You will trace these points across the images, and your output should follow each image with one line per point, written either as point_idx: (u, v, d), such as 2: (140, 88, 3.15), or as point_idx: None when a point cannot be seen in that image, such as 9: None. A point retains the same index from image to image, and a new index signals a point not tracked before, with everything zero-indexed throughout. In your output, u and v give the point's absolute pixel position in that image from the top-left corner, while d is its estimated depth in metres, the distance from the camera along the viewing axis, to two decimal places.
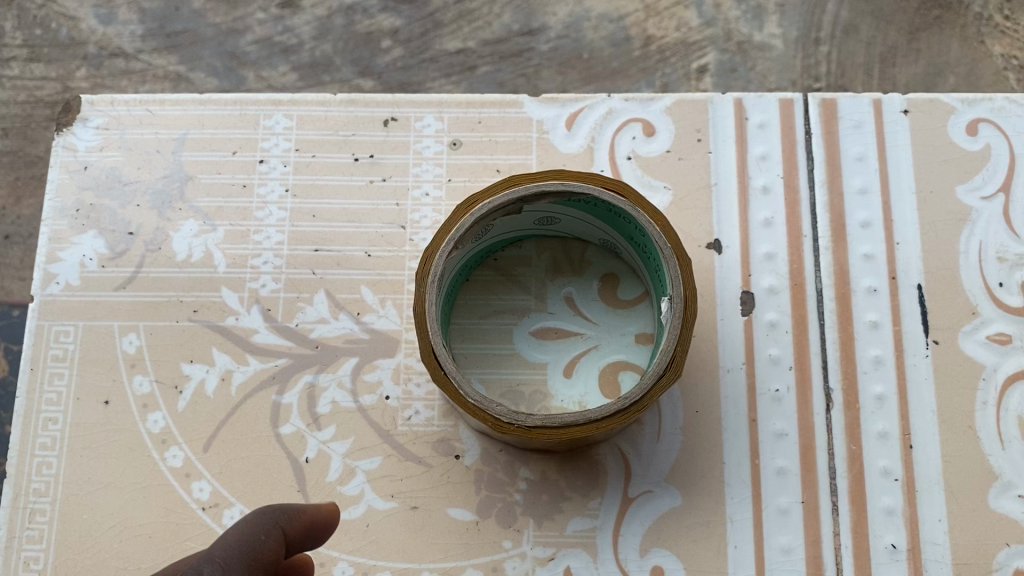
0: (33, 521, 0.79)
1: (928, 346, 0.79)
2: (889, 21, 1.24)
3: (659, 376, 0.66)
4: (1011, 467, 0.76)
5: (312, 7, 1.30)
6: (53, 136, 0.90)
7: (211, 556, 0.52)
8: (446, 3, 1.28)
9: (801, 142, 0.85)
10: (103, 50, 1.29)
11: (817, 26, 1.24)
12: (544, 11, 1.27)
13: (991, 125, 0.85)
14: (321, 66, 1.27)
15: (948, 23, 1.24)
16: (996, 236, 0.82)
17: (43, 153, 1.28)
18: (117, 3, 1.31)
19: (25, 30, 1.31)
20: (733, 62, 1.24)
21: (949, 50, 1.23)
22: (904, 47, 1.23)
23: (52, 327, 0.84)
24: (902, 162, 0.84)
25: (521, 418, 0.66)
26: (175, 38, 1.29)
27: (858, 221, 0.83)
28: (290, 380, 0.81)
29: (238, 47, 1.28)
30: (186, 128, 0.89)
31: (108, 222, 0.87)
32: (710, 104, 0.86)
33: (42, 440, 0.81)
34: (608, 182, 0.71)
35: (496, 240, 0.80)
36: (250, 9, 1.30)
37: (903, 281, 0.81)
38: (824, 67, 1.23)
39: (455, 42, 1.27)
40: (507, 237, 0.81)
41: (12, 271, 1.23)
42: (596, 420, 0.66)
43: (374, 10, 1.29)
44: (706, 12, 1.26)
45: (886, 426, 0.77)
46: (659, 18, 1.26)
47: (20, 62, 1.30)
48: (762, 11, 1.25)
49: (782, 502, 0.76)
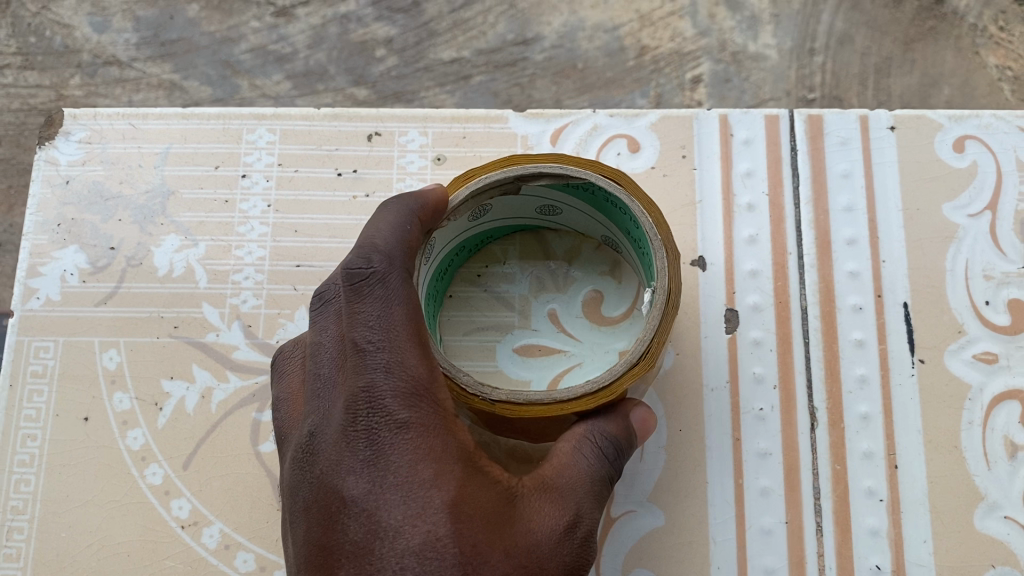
0: (11, 539, 0.78)
1: (914, 365, 0.78)
2: (883, 32, 1.23)
3: (631, 363, 0.61)
4: (996, 487, 0.75)
5: (306, 16, 1.29)
6: (35, 150, 0.89)
7: (382, 240, 0.60)
8: (441, 11, 1.28)
9: (787, 159, 0.85)
10: (97, 58, 1.29)
11: (812, 36, 1.23)
12: (539, 21, 1.26)
13: (978, 142, 0.84)
14: (315, 75, 1.27)
15: (943, 33, 1.23)
16: (983, 254, 0.81)
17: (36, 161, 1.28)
18: (111, 12, 1.30)
19: (20, 38, 1.30)
20: (728, 72, 1.23)
21: (944, 61, 1.23)
22: (899, 57, 1.23)
23: (33, 342, 0.83)
24: (889, 179, 0.84)
25: (485, 391, 0.61)
26: (170, 47, 1.29)
27: (843, 238, 0.82)
28: (271, 398, 0.80)
29: (233, 55, 1.28)
30: (169, 142, 0.89)
31: (89, 237, 0.87)
32: (695, 120, 0.86)
33: (21, 457, 0.80)
34: (612, 169, 0.67)
35: (493, 225, 0.78)
36: (244, 18, 1.29)
37: (889, 299, 0.80)
38: (818, 76, 1.22)
39: (449, 51, 1.27)
40: (506, 222, 0.79)
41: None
42: (559, 402, 0.61)
43: (368, 19, 1.28)
44: (701, 22, 1.24)
45: (871, 445, 0.77)
46: (653, 28, 1.25)
47: (14, 70, 1.29)
48: (758, 22, 1.24)
49: (766, 522, 0.75)
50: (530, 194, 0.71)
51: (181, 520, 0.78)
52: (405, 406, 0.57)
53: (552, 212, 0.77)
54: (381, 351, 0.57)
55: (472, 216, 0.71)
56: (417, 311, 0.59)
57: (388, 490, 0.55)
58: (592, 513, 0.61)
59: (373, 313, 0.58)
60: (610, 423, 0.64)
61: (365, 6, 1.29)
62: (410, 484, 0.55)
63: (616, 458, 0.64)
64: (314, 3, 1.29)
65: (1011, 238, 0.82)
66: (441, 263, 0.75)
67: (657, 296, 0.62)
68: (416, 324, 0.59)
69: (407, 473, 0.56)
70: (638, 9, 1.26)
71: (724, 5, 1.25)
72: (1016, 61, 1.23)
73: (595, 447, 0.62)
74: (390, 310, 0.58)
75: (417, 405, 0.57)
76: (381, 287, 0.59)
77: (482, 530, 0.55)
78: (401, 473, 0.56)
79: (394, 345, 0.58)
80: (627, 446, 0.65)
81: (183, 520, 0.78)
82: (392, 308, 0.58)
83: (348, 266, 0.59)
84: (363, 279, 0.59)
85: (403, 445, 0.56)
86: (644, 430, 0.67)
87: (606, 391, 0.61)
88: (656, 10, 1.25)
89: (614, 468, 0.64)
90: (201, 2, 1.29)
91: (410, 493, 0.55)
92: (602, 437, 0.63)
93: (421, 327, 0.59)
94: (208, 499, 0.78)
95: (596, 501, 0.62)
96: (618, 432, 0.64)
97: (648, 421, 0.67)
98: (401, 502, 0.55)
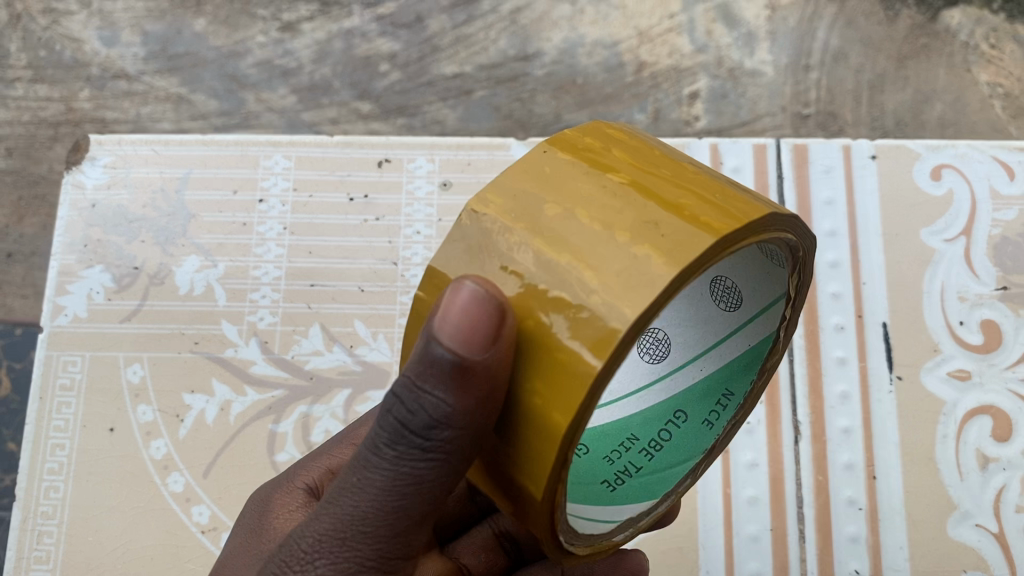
0: (41, 542, 0.82)
1: (892, 382, 0.84)
2: (877, 49, 1.21)
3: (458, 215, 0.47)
4: (969, 498, 0.79)
5: (312, 31, 1.27)
6: (62, 174, 0.95)
7: None
8: (443, 28, 1.26)
9: (774, 185, 0.91)
10: (106, 72, 1.26)
11: (806, 53, 1.21)
12: (539, 37, 1.24)
13: (955, 170, 0.91)
14: (320, 89, 1.24)
15: (936, 50, 1.20)
16: (958, 276, 0.87)
17: (48, 173, 1.21)
18: (120, 26, 1.28)
19: (31, 51, 1.27)
20: (724, 88, 1.20)
21: (937, 78, 1.19)
22: (892, 74, 1.20)
23: (60, 357, 0.88)
24: (870, 205, 0.90)
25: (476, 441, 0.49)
26: (176, 61, 1.26)
27: (826, 261, 0.88)
28: (287, 410, 0.85)
29: (239, 69, 1.25)
30: (190, 167, 0.95)
31: (114, 258, 0.92)
32: (687, 149, 0.92)
33: (50, 465, 0.84)
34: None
35: (699, 366, 0.62)
36: (250, 33, 1.27)
37: (869, 319, 0.86)
38: (814, 93, 1.19)
39: (452, 66, 1.24)
40: (699, 343, 0.62)
41: (14, 289, 1.15)
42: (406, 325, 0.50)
43: (372, 34, 1.26)
44: (698, 38, 1.22)
45: (851, 457, 0.81)
46: (652, 44, 1.23)
47: (25, 83, 1.25)
48: (754, 38, 1.22)
49: (752, 529, 0.80)
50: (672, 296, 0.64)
51: (202, 525, 0.82)
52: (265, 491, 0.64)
53: (719, 283, 0.60)
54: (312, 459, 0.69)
55: (646, 355, 0.64)
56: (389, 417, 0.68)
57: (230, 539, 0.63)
58: (346, 517, 0.47)
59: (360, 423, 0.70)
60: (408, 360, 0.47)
61: (369, 21, 1.27)
62: (239, 532, 0.62)
63: (397, 405, 0.46)
64: (320, 19, 1.28)
65: (984, 262, 0.88)
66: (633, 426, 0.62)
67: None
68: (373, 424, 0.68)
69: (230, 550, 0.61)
70: (636, 26, 1.24)
71: (721, 22, 1.24)
72: (1007, 78, 1.19)
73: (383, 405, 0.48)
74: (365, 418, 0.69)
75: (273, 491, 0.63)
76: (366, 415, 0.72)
77: (257, 573, 0.56)
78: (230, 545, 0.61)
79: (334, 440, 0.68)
80: (423, 402, 0.45)
81: (202, 526, 0.82)
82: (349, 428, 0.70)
83: None
84: None
85: (243, 526, 0.62)
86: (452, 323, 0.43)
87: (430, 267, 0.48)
88: (654, 27, 1.24)
89: (403, 422, 0.46)
90: (208, 18, 1.28)
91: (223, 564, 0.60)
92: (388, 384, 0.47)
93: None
94: (227, 506, 0.82)
95: (353, 508, 0.47)
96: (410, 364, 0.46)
97: (471, 301, 0.43)
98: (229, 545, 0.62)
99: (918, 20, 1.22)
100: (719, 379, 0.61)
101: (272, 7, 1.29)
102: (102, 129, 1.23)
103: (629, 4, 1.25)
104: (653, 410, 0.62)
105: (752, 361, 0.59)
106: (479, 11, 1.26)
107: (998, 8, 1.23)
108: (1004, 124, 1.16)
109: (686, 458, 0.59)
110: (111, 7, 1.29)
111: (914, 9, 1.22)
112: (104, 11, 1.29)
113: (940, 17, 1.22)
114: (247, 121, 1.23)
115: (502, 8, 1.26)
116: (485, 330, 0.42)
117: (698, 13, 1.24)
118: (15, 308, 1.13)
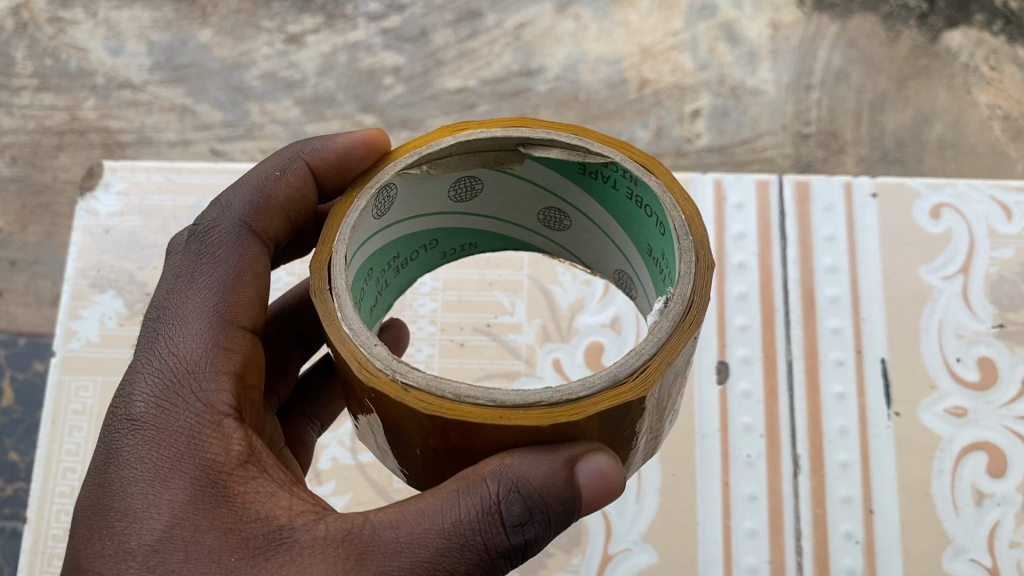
0: (50, 565, 0.83)
1: (890, 417, 0.85)
2: (878, 69, 1.22)
3: (616, 379, 0.43)
4: (963, 533, 0.81)
5: (316, 43, 1.28)
6: (78, 201, 0.99)
7: (256, 198, 0.60)
8: (447, 42, 1.26)
9: (774, 222, 0.95)
10: (112, 82, 1.26)
11: (808, 72, 1.22)
12: (542, 53, 1.25)
13: (953, 209, 0.94)
14: (324, 101, 1.24)
15: (936, 72, 1.21)
16: (956, 314, 0.89)
17: (51, 181, 1.20)
18: (127, 36, 1.29)
19: (36, 59, 1.27)
20: (726, 106, 1.21)
21: (938, 99, 1.20)
22: (893, 94, 1.20)
23: (73, 381, 0.89)
24: (869, 241, 0.93)
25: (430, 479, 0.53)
26: (182, 71, 1.27)
27: (827, 296, 0.91)
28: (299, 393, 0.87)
29: (244, 81, 1.26)
30: (203, 196, 0.98)
31: (126, 282, 0.94)
32: (691, 181, 0.97)
33: (62, 489, 0.85)
34: (649, 160, 0.51)
35: (474, 222, 0.63)
36: (256, 44, 1.28)
37: (868, 355, 0.88)
38: (814, 112, 1.20)
39: (455, 81, 1.24)
40: (508, 209, 0.61)
41: (16, 297, 1.12)
42: (506, 405, 0.43)
43: (376, 47, 1.27)
44: (700, 56, 1.23)
45: (849, 491, 0.83)
46: (655, 62, 1.23)
47: (30, 92, 1.25)
48: (756, 57, 1.23)
49: (750, 561, 0.81)
50: (525, 180, 0.57)
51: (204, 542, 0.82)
52: (152, 403, 0.50)
53: (554, 217, 0.61)
54: (160, 306, 0.54)
55: (453, 191, 0.56)
56: (244, 269, 0.57)
57: (115, 470, 0.48)
58: None
59: (171, 266, 0.56)
60: (531, 470, 0.44)
61: (373, 34, 1.28)
62: (150, 477, 0.47)
63: (522, 522, 0.46)
64: (324, 31, 1.28)
65: (981, 299, 0.90)
66: (403, 244, 0.60)
67: (677, 285, 0.46)
68: (236, 284, 0.56)
69: (132, 474, 0.47)
70: (639, 43, 1.25)
71: (723, 40, 1.24)
72: (1007, 100, 1.20)
73: (485, 499, 0.45)
74: (203, 254, 0.56)
75: (167, 405, 0.50)
76: (197, 245, 0.57)
77: (210, 529, 0.46)
78: (125, 473, 0.47)
79: (181, 307, 0.54)
80: (537, 521, 0.46)
81: None
82: (199, 263, 0.56)
83: (201, 219, 0.59)
84: (199, 229, 0.58)
85: (136, 448, 0.48)
86: (594, 483, 0.44)
87: (581, 408, 0.43)
88: (657, 44, 1.25)
89: (512, 539, 0.46)
90: (213, 29, 1.29)
91: (138, 493, 0.47)
92: (503, 484, 0.44)
93: (244, 265, 0.57)
94: None
95: None
96: (547, 482, 0.44)
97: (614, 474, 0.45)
98: (138, 493, 0.47)
99: (919, 41, 1.23)
100: (475, 232, 0.65)
101: (277, 19, 1.29)
102: (107, 138, 1.22)
103: (632, 21, 1.26)
104: (423, 234, 0.60)
105: (504, 246, 0.68)
106: (485, 25, 1.26)
107: (998, 30, 1.23)
108: (1003, 146, 1.17)
109: (403, 290, 0.67)
110: (118, 16, 1.30)
111: (916, 30, 1.24)
112: (110, 20, 1.30)
113: (941, 38, 1.23)
114: (251, 132, 1.22)
115: (506, 23, 1.26)
116: (606, 498, 0.47)
117: (701, 30, 1.25)
118: (19, 315, 1.10)
